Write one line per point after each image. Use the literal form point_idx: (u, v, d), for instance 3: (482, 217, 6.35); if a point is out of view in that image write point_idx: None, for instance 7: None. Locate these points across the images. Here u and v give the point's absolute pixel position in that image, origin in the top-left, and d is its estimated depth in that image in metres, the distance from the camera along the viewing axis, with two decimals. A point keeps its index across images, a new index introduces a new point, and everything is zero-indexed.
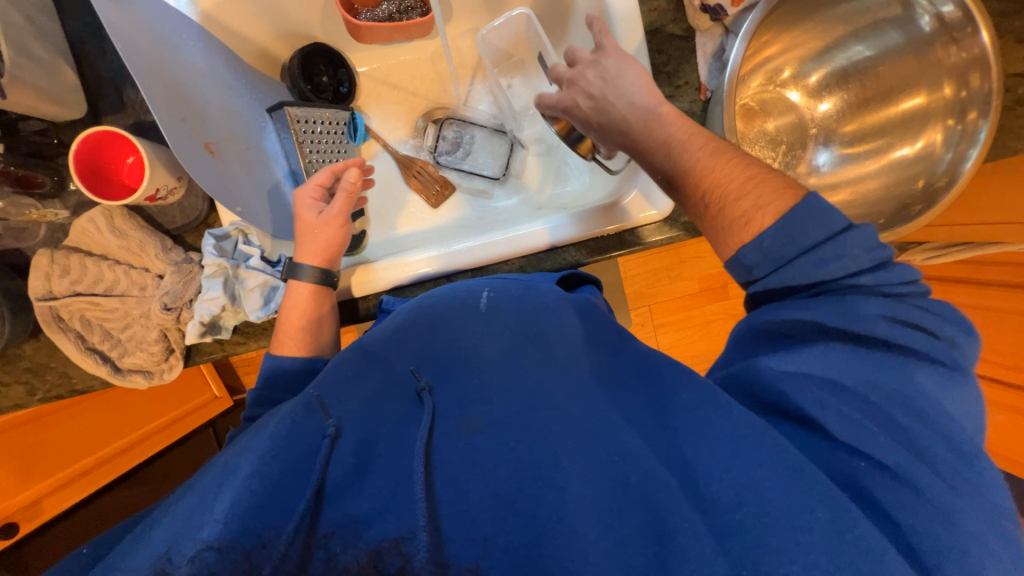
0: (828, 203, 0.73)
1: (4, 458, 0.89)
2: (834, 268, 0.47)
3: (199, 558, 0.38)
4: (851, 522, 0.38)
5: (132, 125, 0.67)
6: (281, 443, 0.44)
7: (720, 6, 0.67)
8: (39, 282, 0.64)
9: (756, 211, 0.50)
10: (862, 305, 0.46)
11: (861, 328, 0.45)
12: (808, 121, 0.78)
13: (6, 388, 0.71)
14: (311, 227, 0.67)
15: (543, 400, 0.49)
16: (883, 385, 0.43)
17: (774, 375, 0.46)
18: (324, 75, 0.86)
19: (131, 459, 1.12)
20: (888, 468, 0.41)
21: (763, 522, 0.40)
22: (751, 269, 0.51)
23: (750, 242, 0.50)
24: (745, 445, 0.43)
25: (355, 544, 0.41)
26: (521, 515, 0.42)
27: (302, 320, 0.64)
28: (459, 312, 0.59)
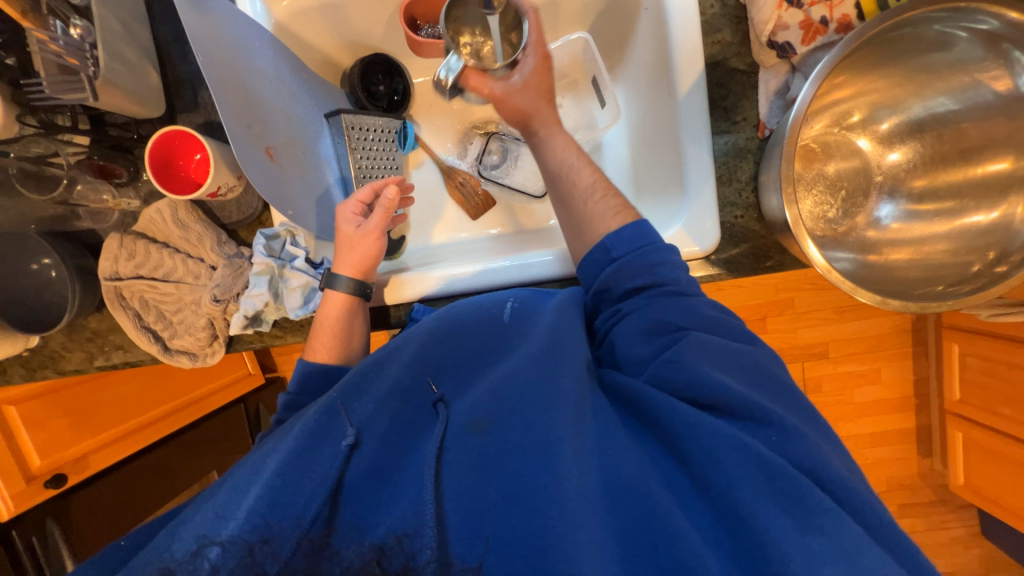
0: (887, 259, 0.68)
1: (62, 411, 1.01)
2: (666, 254, 0.58)
3: (203, 553, 0.41)
4: (804, 491, 0.42)
5: (203, 125, 0.72)
6: (305, 444, 0.47)
7: (789, 44, 0.64)
8: (107, 263, 0.69)
9: (619, 212, 0.63)
10: (698, 301, 0.55)
11: (708, 320, 0.54)
12: (874, 168, 0.73)
13: (70, 353, 0.77)
14: (350, 240, 0.69)
15: (543, 393, 0.50)
16: (748, 363, 0.52)
17: (703, 370, 0.49)
18: (381, 84, 0.88)
19: (171, 426, 1.18)
20: (794, 440, 0.46)
21: (737, 500, 0.42)
22: (611, 251, 0.59)
23: (615, 232, 0.60)
24: (703, 428, 0.45)
25: (359, 542, 0.44)
26: (521, 505, 0.44)
27: (335, 328, 0.67)
28: (480, 322, 0.58)
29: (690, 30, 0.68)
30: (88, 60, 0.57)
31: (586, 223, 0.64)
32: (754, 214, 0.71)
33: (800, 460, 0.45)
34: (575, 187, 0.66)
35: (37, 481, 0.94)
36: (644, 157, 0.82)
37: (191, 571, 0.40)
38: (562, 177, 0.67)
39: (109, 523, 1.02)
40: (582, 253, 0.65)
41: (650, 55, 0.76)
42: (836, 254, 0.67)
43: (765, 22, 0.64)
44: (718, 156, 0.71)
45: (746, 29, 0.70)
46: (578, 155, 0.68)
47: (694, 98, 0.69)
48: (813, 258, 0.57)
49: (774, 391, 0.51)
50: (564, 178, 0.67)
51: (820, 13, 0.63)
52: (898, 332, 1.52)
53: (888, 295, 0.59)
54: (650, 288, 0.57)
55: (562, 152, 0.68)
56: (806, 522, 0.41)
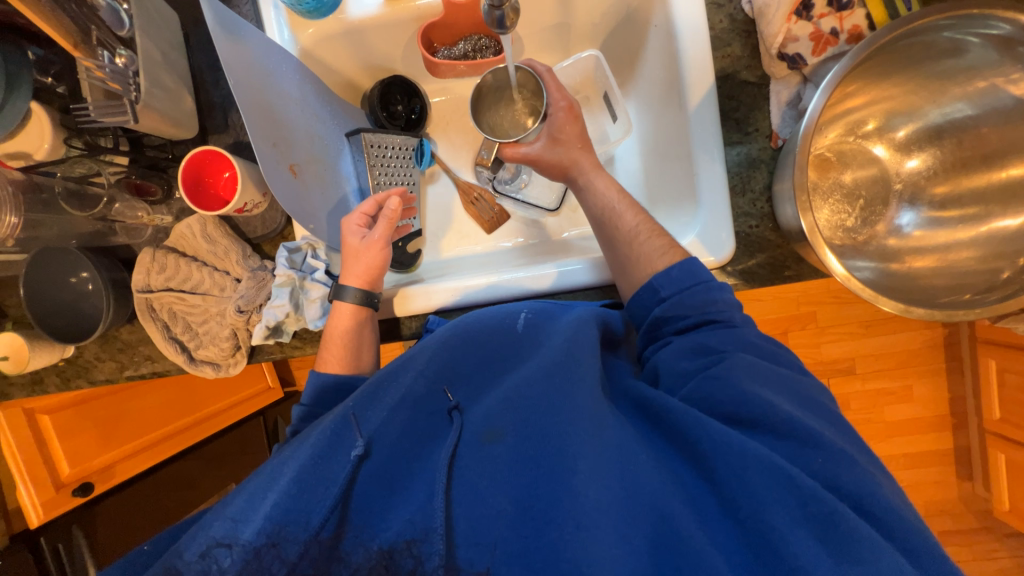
0: (910, 267, 0.66)
1: (90, 422, 1.04)
2: (718, 293, 0.57)
3: (212, 555, 0.43)
4: (835, 514, 0.40)
5: (232, 145, 0.76)
6: (320, 453, 0.48)
7: (799, 55, 0.65)
8: (140, 276, 0.73)
9: (670, 249, 0.63)
10: (745, 330, 0.55)
11: (762, 347, 0.53)
12: (892, 176, 0.72)
13: (102, 363, 0.81)
14: (356, 251, 0.71)
15: (560, 407, 0.49)
16: (784, 381, 0.50)
17: (747, 388, 0.48)
18: (400, 104, 0.92)
19: (194, 437, 1.21)
20: (843, 465, 0.43)
21: (764, 524, 0.40)
22: (658, 292, 0.59)
23: (662, 272, 0.59)
24: (732, 447, 0.43)
25: (367, 546, 0.46)
26: (533, 519, 0.44)
27: (344, 338, 0.68)
28: (496, 331, 0.58)
29: (699, 45, 0.69)
30: (131, 86, 0.61)
31: (628, 260, 0.65)
32: (769, 224, 0.70)
33: (824, 472, 0.43)
34: (619, 231, 0.67)
35: (66, 489, 0.98)
36: (656, 169, 0.83)
37: (201, 571, 0.42)
38: (606, 222, 0.68)
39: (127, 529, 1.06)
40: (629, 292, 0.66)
41: (661, 68, 0.77)
42: (857, 263, 0.66)
43: (774, 35, 0.65)
44: (731, 167, 0.71)
45: (755, 42, 0.71)
46: (619, 195, 0.70)
47: (705, 110, 0.69)
48: (835, 269, 0.56)
49: (815, 410, 0.49)
50: (608, 222, 0.68)
51: (830, 25, 0.64)
52: (929, 346, 1.46)
53: (911, 303, 0.58)
54: (701, 323, 0.56)
55: (604, 196, 0.70)
56: (843, 549, 0.39)
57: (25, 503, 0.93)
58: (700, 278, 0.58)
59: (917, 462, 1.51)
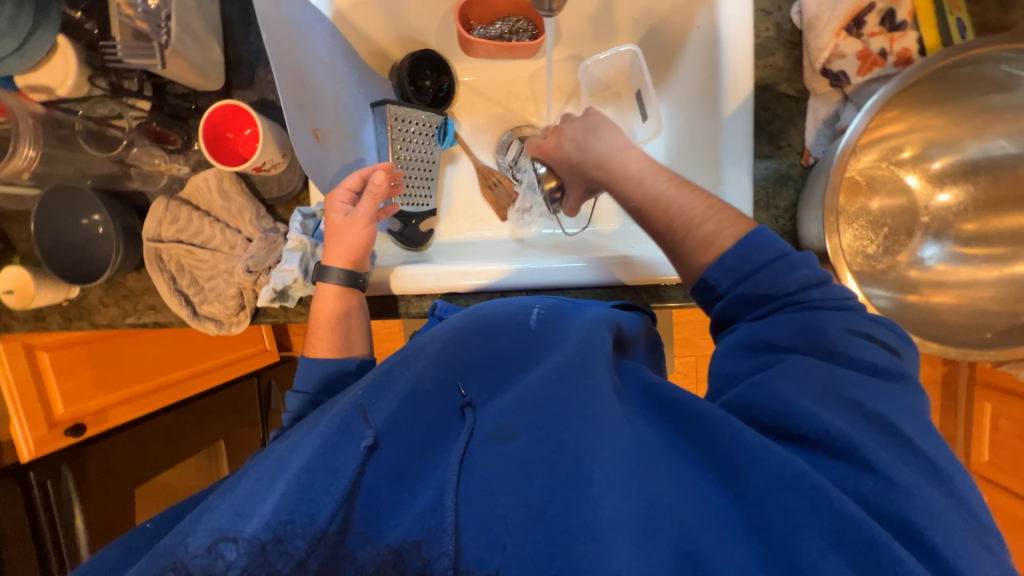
0: (928, 301, 0.65)
1: (89, 363, 1.03)
2: (799, 273, 0.51)
3: (217, 549, 0.40)
4: (879, 542, 0.37)
5: (256, 102, 0.74)
6: (328, 442, 0.46)
7: (843, 73, 0.64)
8: (151, 224, 0.72)
9: (718, 234, 0.55)
10: (825, 317, 0.49)
11: (834, 343, 0.48)
12: (921, 207, 0.71)
13: (106, 308, 0.81)
14: (338, 229, 0.69)
15: (578, 411, 0.48)
16: (845, 393, 0.46)
17: (796, 397, 0.46)
18: (428, 80, 0.90)
19: (185, 392, 1.23)
20: (896, 492, 0.40)
21: (794, 547, 0.39)
22: (716, 286, 0.54)
23: (715, 262, 0.54)
24: (766, 464, 0.42)
25: (374, 544, 0.42)
26: (550, 525, 0.41)
27: (328, 319, 0.69)
28: (514, 327, 0.60)
29: (741, 53, 0.68)
30: (162, 29, 0.60)
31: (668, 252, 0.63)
32: (788, 242, 0.70)
33: (871, 496, 0.40)
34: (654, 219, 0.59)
35: (58, 428, 0.98)
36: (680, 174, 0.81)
37: (205, 567, 0.39)
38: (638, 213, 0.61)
39: (114, 468, 1.09)
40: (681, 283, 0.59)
41: (698, 72, 0.75)
42: (873, 291, 0.65)
43: (821, 49, 0.63)
44: (758, 181, 0.70)
45: (800, 55, 0.69)
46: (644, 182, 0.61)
47: (740, 119, 0.68)
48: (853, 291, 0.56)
49: (884, 429, 0.43)
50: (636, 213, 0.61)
51: (880, 45, 0.62)
52: (927, 383, 1.46)
53: (925, 337, 0.57)
54: (770, 310, 0.51)
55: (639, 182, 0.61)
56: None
57: (18, 439, 0.93)
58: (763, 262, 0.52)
59: None
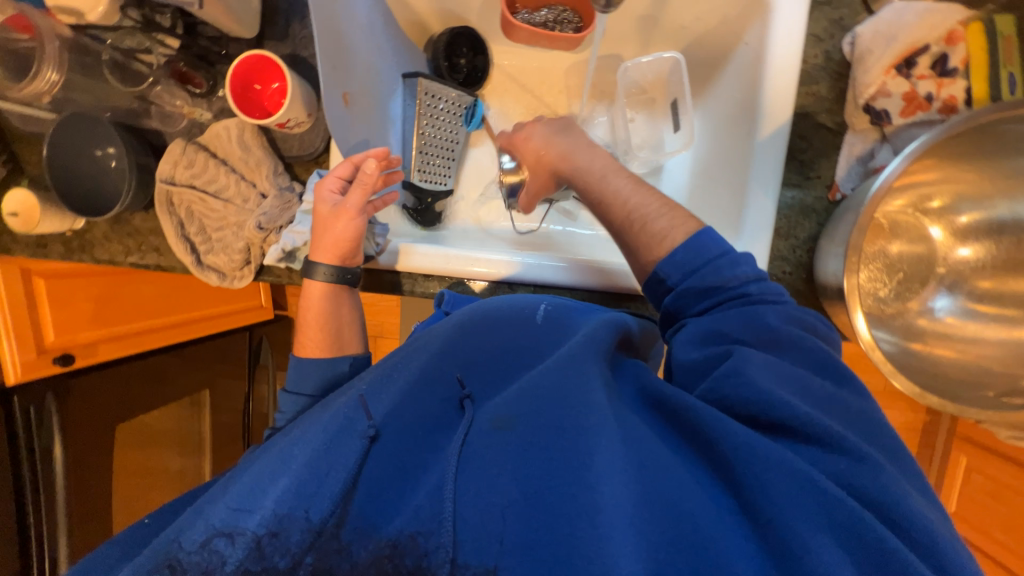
0: (931, 352, 0.65)
1: (87, 295, 1.07)
2: (741, 269, 0.54)
3: (212, 544, 0.42)
4: (871, 530, 0.37)
5: (287, 56, 0.72)
6: (331, 437, 0.48)
7: (886, 112, 0.63)
8: (166, 166, 0.71)
9: (671, 230, 0.58)
10: (766, 312, 0.51)
11: (774, 332, 0.50)
12: (938, 258, 0.71)
13: (109, 244, 0.80)
14: (325, 220, 0.66)
15: (574, 397, 0.49)
16: (811, 384, 0.47)
17: (767, 384, 0.45)
18: (463, 58, 0.88)
19: (176, 337, 1.25)
20: (869, 474, 0.40)
21: (788, 533, 0.38)
22: (667, 280, 0.56)
23: (666, 257, 0.56)
24: (753, 448, 0.42)
25: (371, 537, 0.44)
26: (546, 512, 0.42)
27: (319, 321, 0.70)
28: (515, 319, 0.61)
29: (786, 77, 0.66)
30: None
31: None
32: (802, 273, 0.70)
33: (851, 479, 0.41)
34: (615, 214, 0.63)
35: (47, 355, 0.99)
36: (704, 190, 0.81)
37: (203, 563, 0.42)
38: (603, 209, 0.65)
39: (98, 402, 1.06)
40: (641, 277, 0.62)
41: (737, 90, 0.74)
42: (878, 333, 0.65)
43: (868, 84, 0.62)
44: (782, 208, 0.70)
45: (844, 87, 0.68)
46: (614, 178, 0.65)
47: (773, 143, 0.67)
48: (859, 329, 0.55)
49: (852, 423, 0.45)
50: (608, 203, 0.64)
51: (927, 89, 0.61)
52: (908, 429, 1.49)
53: (926, 388, 0.57)
54: (715, 303, 0.53)
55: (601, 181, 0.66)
56: (873, 564, 0.37)
57: (6, 359, 0.93)
58: (710, 258, 0.55)
59: None
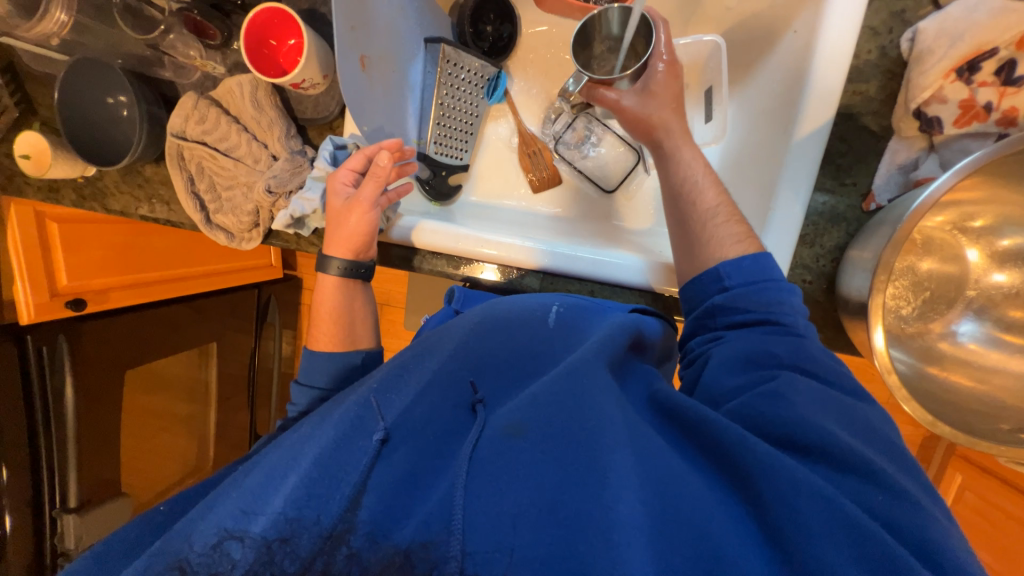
0: (947, 377, 0.63)
1: (101, 244, 1.09)
2: (786, 296, 0.57)
3: (222, 547, 0.43)
4: (897, 560, 0.38)
5: (306, 11, 0.69)
6: (342, 437, 0.49)
7: (937, 120, 0.58)
8: (178, 119, 0.70)
9: (744, 238, 0.61)
10: (808, 343, 0.54)
11: (809, 362, 0.52)
12: (969, 280, 0.67)
13: (121, 195, 0.79)
14: (339, 215, 0.67)
15: (589, 408, 0.50)
16: (838, 406, 0.49)
17: (798, 412, 0.47)
18: (489, 25, 0.84)
19: (184, 291, 1.29)
20: (899, 504, 0.42)
21: (810, 557, 0.39)
22: (725, 279, 0.59)
23: (733, 259, 0.59)
24: (777, 470, 0.43)
25: (381, 543, 0.43)
26: (561, 527, 0.42)
27: (333, 312, 0.71)
28: (531, 324, 0.64)
29: (832, 74, 0.62)
30: None
31: (691, 259, 0.64)
32: (823, 284, 0.67)
33: (877, 506, 0.42)
34: (697, 205, 0.64)
35: (60, 299, 1.01)
36: (730, 186, 0.77)
37: (210, 563, 0.42)
38: (686, 193, 0.65)
39: (111, 347, 1.08)
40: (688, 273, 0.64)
41: (778, 83, 0.70)
42: (895, 353, 0.63)
43: (923, 87, 0.57)
44: (810, 214, 0.66)
45: (896, 88, 0.63)
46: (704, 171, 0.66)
47: (809, 144, 0.63)
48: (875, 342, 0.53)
49: (876, 445, 0.47)
50: (685, 195, 0.65)
51: (987, 97, 0.56)
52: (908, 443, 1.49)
53: (937, 416, 0.55)
54: (758, 321, 0.56)
55: (691, 168, 0.66)
56: None
57: (19, 299, 0.95)
58: (768, 276, 0.58)
59: None
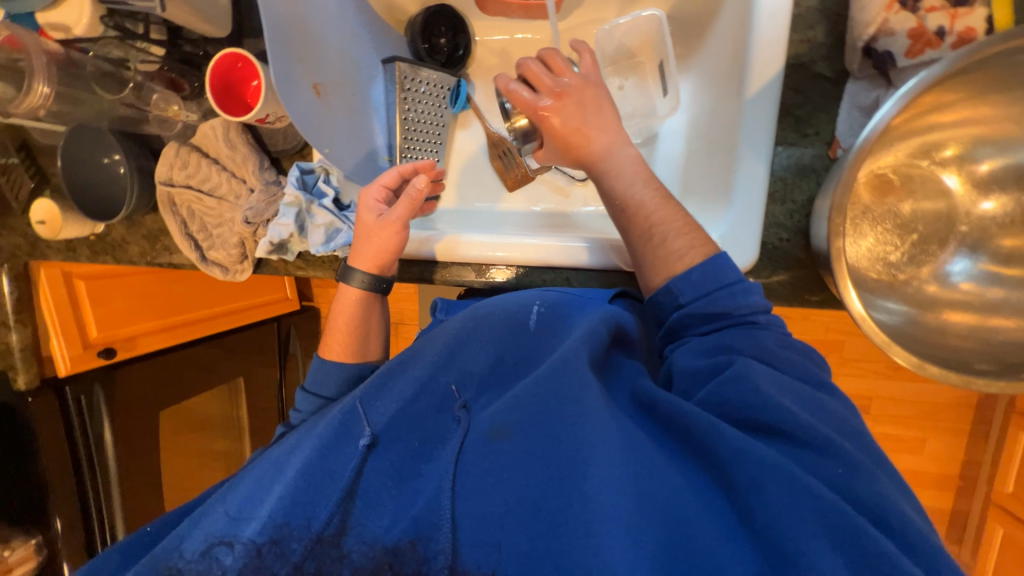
0: (945, 320, 0.59)
1: (126, 294, 1.17)
2: (748, 297, 0.55)
3: (212, 553, 0.47)
4: (868, 536, 0.38)
5: (264, 52, 0.74)
6: (327, 444, 0.51)
7: (888, 54, 0.56)
8: (163, 168, 0.76)
9: (689, 249, 0.58)
10: (763, 332, 0.53)
11: (770, 355, 0.51)
12: (959, 215, 0.63)
13: (128, 246, 0.86)
14: (368, 230, 0.68)
15: (572, 406, 0.48)
16: (800, 389, 0.49)
17: (765, 390, 0.46)
18: (443, 38, 0.86)
19: (206, 330, 1.36)
20: (861, 477, 0.42)
21: (779, 534, 0.39)
22: (678, 296, 0.57)
23: (682, 274, 0.57)
24: (748, 454, 0.43)
25: (369, 545, 0.47)
26: (546, 522, 0.44)
27: (348, 326, 0.71)
28: (508, 323, 0.59)
29: (778, 26, 0.60)
30: None
31: (653, 248, 0.60)
32: (801, 240, 0.65)
33: (845, 483, 0.42)
34: (634, 226, 0.61)
35: (92, 349, 1.09)
36: (696, 155, 0.76)
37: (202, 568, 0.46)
38: (619, 218, 0.63)
39: (141, 393, 1.16)
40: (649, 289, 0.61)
41: (727, 44, 0.69)
42: (886, 303, 0.60)
43: (867, 23, 0.55)
44: (776, 171, 0.65)
45: (843, 30, 0.61)
46: (637, 187, 0.62)
47: (763, 100, 0.62)
48: (850, 304, 0.51)
49: (831, 423, 0.47)
50: (624, 215, 0.62)
51: (938, 22, 0.53)
52: (956, 405, 1.39)
53: (927, 358, 0.52)
54: (722, 325, 0.54)
55: (616, 189, 0.63)
56: (864, 566, 0.37)
57: (56, 354, 1.03)
58: (723, 282, 0.56)
59: None
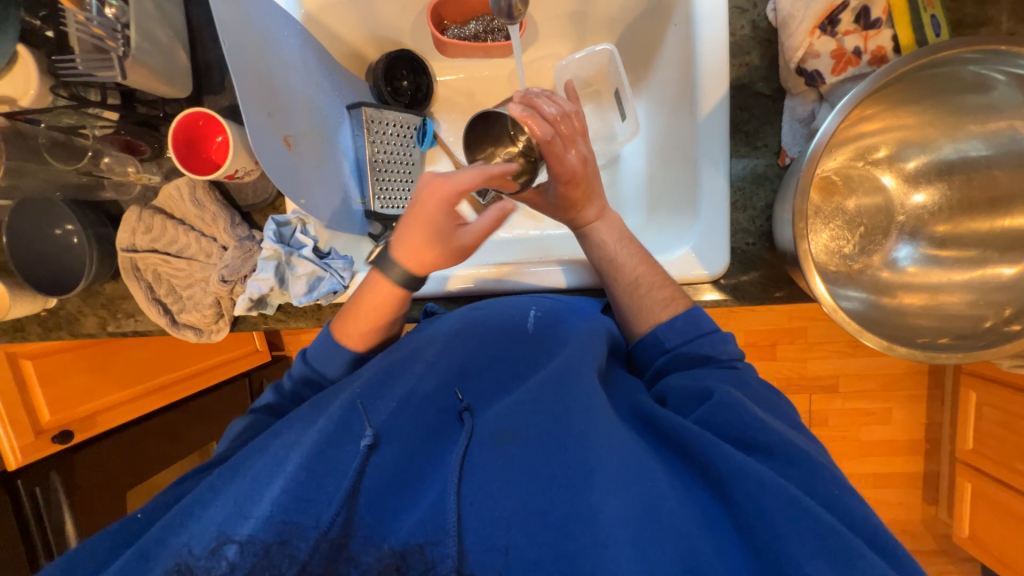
0: (901, 303, 0.65)
1: (79, 370, 1.06)
2: (724, 344, 0.59)
3: (221, 551, 0.43)
4: (854, 551, 0.40)
5: (228, 108, 0.74)
6: (327, 438, 0.49)
7: (818, 73, 0.63)
8: (125, 234, 0.72)
9: (671, 301, 0.62)
10: (745, 374, 0.57)
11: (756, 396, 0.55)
12: (896, 208, 0.70)
13: (84, 319, 0.81)
14: (439, 237, 0.56)
15: (577, 419, 0.50)
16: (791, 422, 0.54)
17: (750, 413, 0.50)
18: (405, 80, 0.88)
19: (176, 394, 1.25)
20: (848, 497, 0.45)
21: (775, 547, 0.41)
22: (664, 343, 0.60)
23: (666, 322, 0.61)
24: (749, 472, 0.44)
25: (378, 546, 0.45)
26: (553, 531, 0.44)
27: (376, 313, 0.62)
28: (504, 329, 0.62)
29: (718, 51, 0.66)
30: (118, 35, 0.58)
31: (636, 297, 0.64)
32: (766, 242, 0.70)
33: (837, 503, 0.44)
34: (620, 279, 0.65)
35: (45, 435, 1.00)
36: (658, 172, 0.81)
37: (207, 569, 0.42)
38: (606, 269, 0.67)
39: (104, 466, 1.08)
40: (639, 331, 0.64)
41: (676, 69, 0.74)
42: (847, 293, 0.65)
43: (795, 48, 0.63)
44: (735, 180, 0.70)
45: (775, 53, 0.68)
46: (618, 244, 0.67)
47: (715, 119, 0.67)
48: (814, 288, 0.56)
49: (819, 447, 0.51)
50: (607, 269, 0.66)
51: (854, 43, 0.61)
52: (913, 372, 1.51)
53: (894, 340, 0.57)
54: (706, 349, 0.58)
55: (606, 244, 0.67)
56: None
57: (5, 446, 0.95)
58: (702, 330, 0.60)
59: (888, 482, 1.59)
